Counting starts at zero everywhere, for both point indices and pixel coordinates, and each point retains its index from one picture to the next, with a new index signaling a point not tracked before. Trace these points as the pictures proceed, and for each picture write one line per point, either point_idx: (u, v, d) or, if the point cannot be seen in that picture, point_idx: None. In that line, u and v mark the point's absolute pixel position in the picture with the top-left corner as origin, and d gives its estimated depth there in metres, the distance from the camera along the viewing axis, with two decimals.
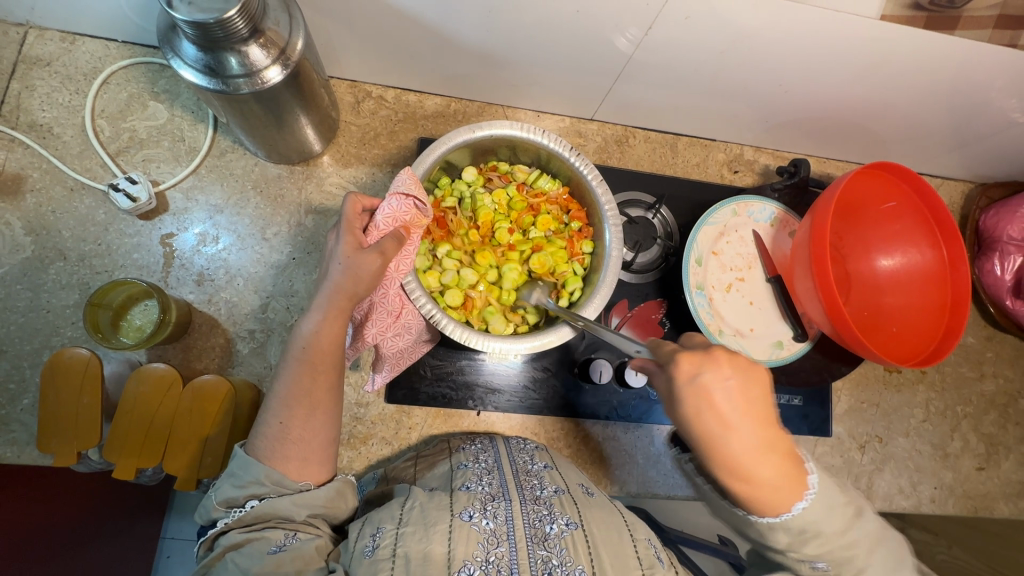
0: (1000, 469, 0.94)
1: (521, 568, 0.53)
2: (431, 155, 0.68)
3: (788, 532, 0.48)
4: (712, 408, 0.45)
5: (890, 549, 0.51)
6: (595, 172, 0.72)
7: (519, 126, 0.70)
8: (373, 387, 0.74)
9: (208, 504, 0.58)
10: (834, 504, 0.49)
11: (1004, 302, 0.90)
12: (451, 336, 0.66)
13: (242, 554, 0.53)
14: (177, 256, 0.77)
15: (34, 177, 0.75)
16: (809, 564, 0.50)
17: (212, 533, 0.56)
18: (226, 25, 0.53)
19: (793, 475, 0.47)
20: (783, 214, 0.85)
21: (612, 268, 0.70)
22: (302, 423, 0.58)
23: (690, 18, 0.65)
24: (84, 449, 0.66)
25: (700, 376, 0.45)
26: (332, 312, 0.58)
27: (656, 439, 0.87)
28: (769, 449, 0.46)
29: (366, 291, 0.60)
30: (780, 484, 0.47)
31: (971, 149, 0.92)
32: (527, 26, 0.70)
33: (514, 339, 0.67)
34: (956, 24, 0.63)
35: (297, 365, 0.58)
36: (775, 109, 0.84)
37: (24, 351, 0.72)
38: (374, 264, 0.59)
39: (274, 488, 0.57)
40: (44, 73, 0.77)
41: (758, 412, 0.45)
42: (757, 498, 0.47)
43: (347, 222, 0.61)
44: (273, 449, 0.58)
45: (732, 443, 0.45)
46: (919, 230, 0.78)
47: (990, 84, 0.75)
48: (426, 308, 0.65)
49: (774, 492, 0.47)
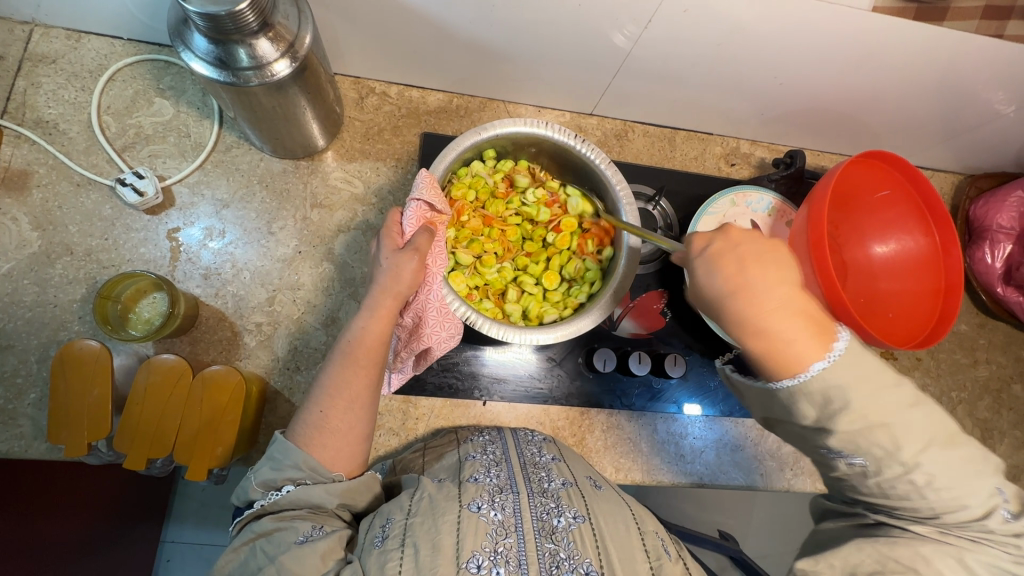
0: (995, 453, 0.96)
1: (529, 560, 0.54)
2: (443, 162, 0.69)
3: (814, 405, 0.49)
4: (725, 269, 0.53)
5: (958, 452, 0.49)
6: (601, 154, 0.74)
7: (524, 122, 0.71)
8: (390, 389, 0.73)
9: (247, 485, 0.59)
10: (873, 390, 0.49)
11: (995, 289, 0.93)
12: (488, 335, 0.68)
13: (271, 543, 0.53)
14: (183, 251, 0.78)
15: (41, 173, 0.76)
16: (845, 460, 0.51)
17: (248, 514, 0.57)
18: (237, 17, 0.54)
19: (813, 336, 0.50)
20: (780, 204, 0.88)
21: (631, 250, 0.72)
22: (340, 414, 0.59)
23: (689, 11, 0.67)
24: (95, 439, 0.67)
25: (712, 249, 0.55)
26: (382, 310, 0.61)
27: (658, 428, 0.88)
28: (783, 308, 0.51)
29: (409, 289, 0.62)
30: (795, 340, 0.50)
31: (959, 141, 0.95)
32: (529, 22, 0.71)
33: (541, 330, 0.69)
34: (944, 14, 0.65)
35: (342, 357, 0.60)
36: (771, 102, 0.86)
37: (31, 345, 0.72)
38: (410, 262, 0.61)
39: (309, 474, 0.57)
40: (49, 71, 0.77)
41: (772, 273, 0.52)
42: (778, 353, 0.50)
43: (384, 229, 0.64)
44: (312, 435, 0.58)
45: (750, 297, 0.52)
46: (912, 217, 0.80)
47: (979, 76, 0.77)
48: (460, 310, 0.67)
49: (794, 346, 0.50)
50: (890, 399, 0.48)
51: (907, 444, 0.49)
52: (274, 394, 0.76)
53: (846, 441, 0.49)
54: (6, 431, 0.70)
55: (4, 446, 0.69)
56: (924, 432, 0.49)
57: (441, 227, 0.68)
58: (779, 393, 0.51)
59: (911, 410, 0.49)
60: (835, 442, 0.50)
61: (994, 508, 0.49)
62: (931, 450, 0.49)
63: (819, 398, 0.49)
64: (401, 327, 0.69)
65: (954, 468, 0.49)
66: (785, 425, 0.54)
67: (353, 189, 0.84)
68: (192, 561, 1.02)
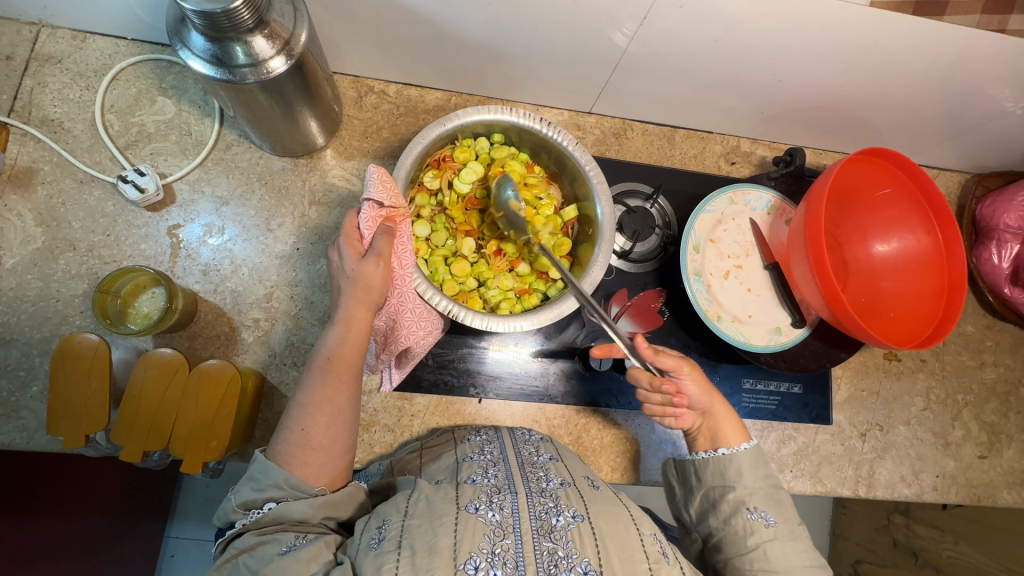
0: (1003, 458, 0.94)
1: (527, 561, 0.53)
2: (409, 156, 0.69)
3: (741, 468, 0.68)
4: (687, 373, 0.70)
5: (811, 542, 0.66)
6: (571, 137, 0.74)
7: (489, 109, 0.72)
8: (390, 385, 0.79)
9: (226, 507, 0.59)
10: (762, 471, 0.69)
11: (1002, 290, 0.91)
12: (472, 326, 0.68)
13: (254, 557, 0.53)
14: (183, 247, 0.79)
15: (46, 170, 0.77)
16: (761, 519, 0.64)
17: (229, 535, 0.57)
18: (233, 15, 0.54)
19: (735, 422, 0.72)
20: (780, 203, 0.87)
21: (607, 226, 0.72)
22: (323, 430, 0.60)
23: (684, 7, 0.66)
24: (92, 432, 0.68)
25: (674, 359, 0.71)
26: (356, 323, 0.62)
27: (656, 428, 0.87)
28: (717, 403, 0.72)
29: (381, 297, 0.63)
30: (731, 424, 0.71)
31: (965, 139, 0.93)
32: (525, 20, 0.71)
33: (514, 319, 0.68)
34: (944, 9, 0.64)
35: (319, 374, 0.61)
36: (770, 100, 0.86)
37: (34, 339, 0.73)
38: (375, 269, 0.62)
39: (291, 492, 0.58)
40: (55, 71, 0.79)
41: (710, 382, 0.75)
42: (729, 431, 0.71)
43: (343, 236, 0.64)
44: (291, 454, 0.59)
45: (702, 393, 0.71)
46: (915, 215, 0.79)
47: (985, 74, 0.76)
48: (442, 304, 0.67)
49: (731, 430, 0.71)
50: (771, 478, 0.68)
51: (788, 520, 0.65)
52: (270, 390, 0.77)
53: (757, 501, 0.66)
54: (9, 422, 0.71)
55: (5, 438, 0.70)
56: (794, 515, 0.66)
57: (400, 220, 0.67)
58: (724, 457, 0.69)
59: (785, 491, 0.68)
60: (757, 502, 0.66)
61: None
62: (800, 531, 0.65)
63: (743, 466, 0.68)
64: (376, 332, 0.73)
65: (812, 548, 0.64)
66: (711, 501, 0.68)
67: (351, 186, 0.85)
68: (196, 556, 1.03)
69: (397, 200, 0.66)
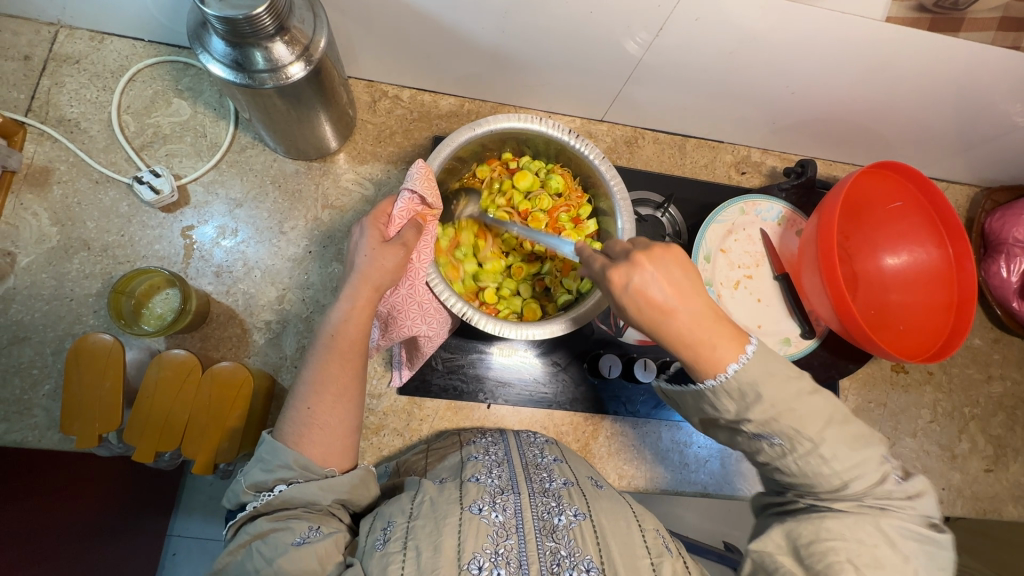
0: (1008, 471, 0.94)
1: (530, 561, 0.54)
2: (437, 158, 0.69)
3: (733, 399, 0.50)
4: (648, 300, 0.50)
5: (851, 429, 0.51)
6: (597, 150, 0.74)
7: (519, 116, 0.71)
8: (399, 382, 0.79)
9: (237, 489, 0.59)
10: (788, 373, 0.50)
11: (1010, 304, 0.91)
12: (485, 330, 0.68)
13: (267, 545, 0.54)
14: (196, 248, 0.79)
15: (61, 170, 0.78)
16: (766, 441, 0.51)
17: (240, 518, 0.57)
18: (254, 21, 0.55)
19: (724, 336, 0.50)
20: (790, 213, 0.87)
21: None
22: (331, 415, 0.59)
23: (700, 20, 0.67)
24: (106, 431, 0.68)
25: (630, 276, 0.50)
26: (363, 305, 0.61)
27: (662, 436, 0.88)
28: (704, 319, 0.50)
29: (391, 283, 0.62)
30: (714, 343, 0.50)
31: (974, 154, 0.93)
32: (541, 30, 0.72)
33: (530, 325, 0.68)
34: (959, 25, 0.65)
35: (325, 357, 0.60)
36: (782, 111, 0.86)
37: (47, 337, 0.74)
38: (396, 255, 0.62)
39: (301, 473, 0.58)
40: (73, 71, 0.80)
41: (686, 287, 0.50)
42: (702, 357, 0.50)
43: (371, 216, 0.63)
44: (301, 434, 0.59)
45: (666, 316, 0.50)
46: (926, 230, 0.79)
47: (995, 88, 0.76)
48: (456, 306, 0.67)
49: (720, 349, 0.50)
50: (794, 388, 0.50)
51: (810, 422, 0.49)
52: (281, 392, 0.77)
53: (769, 433, 0.50)
54: (21, 419, 0.72)
55: (18, 436, 0.71)
56: (823, 411, 0.50)
57: (430, 219, 0.68)
58: (705, 392, 0.51)
59: (811, 395, 0.50)
60: (761, 422, 0.50)
61: (887, 474, 0.51)
62: (830, 425, 0.50)
63: (745, 388, 0.49)
64: (385, 320, 0.72)
65: (850, 443, 0.50)
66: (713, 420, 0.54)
67: (363, 191, 0.85)
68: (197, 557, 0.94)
69: (435, 199, 0.68)
